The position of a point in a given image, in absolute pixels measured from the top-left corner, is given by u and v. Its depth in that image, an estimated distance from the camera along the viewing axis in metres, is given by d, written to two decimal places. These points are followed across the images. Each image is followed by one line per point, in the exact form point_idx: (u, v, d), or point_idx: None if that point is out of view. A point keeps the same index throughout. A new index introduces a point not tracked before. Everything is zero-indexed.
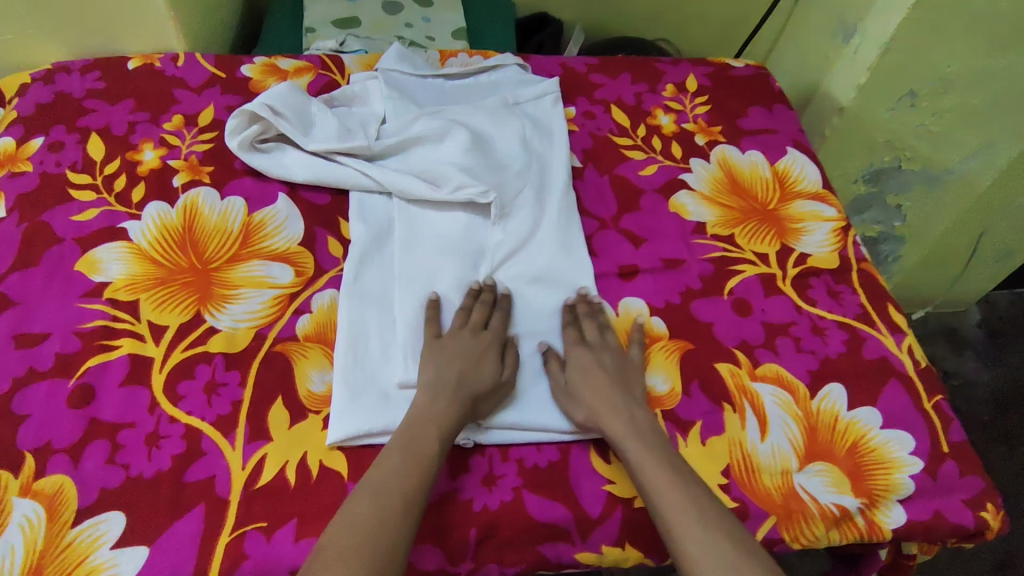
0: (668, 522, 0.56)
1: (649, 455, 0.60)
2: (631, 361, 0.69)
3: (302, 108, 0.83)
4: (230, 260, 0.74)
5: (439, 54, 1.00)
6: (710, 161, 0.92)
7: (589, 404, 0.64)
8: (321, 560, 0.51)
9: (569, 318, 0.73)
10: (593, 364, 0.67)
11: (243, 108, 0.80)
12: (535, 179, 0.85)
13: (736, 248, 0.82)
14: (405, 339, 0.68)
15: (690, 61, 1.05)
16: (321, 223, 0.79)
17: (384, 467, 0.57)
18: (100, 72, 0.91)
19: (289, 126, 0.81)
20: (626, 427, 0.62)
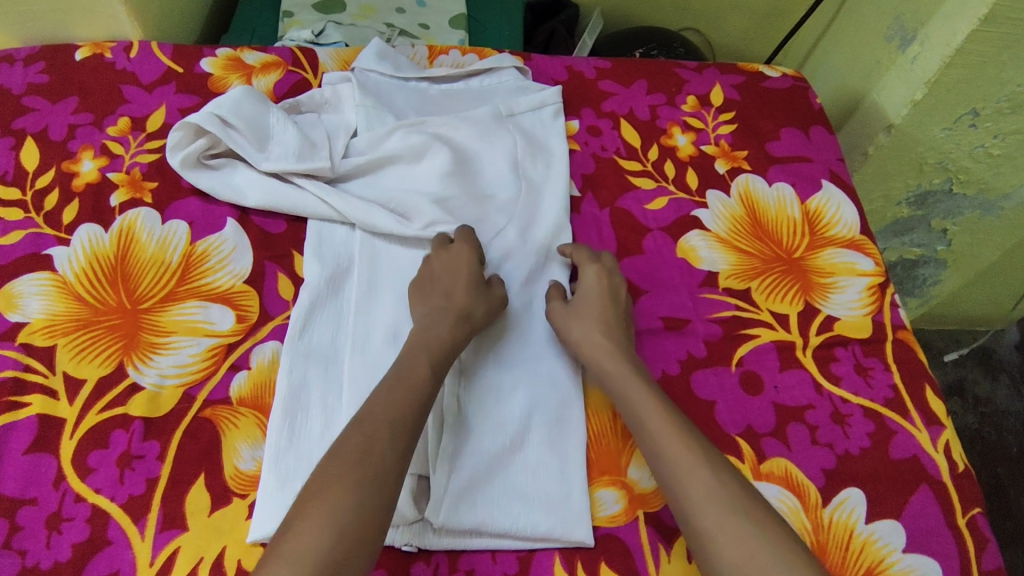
0: (671, 468, 0.54)
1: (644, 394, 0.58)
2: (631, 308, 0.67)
3: (258, 118, 0.73)
4: (164, 299, 0.66)
5: (427, 51, 0.88)
6: (730, 193, 0.79)
7: (586, 342, 0.63)
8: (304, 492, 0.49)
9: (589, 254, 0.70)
10: (605, 295, 0.66)
11: (187, 120, 0.70)
12: (521, 207, 0.74)
13: (752, 306, 0.71)
14: (348, 411, 0.59)
15: (718, 67, 0.91)
16: (273, 256, 0.70)
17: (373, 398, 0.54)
18: (43, 63, 0.81)
19: (241, 140, 0.71)
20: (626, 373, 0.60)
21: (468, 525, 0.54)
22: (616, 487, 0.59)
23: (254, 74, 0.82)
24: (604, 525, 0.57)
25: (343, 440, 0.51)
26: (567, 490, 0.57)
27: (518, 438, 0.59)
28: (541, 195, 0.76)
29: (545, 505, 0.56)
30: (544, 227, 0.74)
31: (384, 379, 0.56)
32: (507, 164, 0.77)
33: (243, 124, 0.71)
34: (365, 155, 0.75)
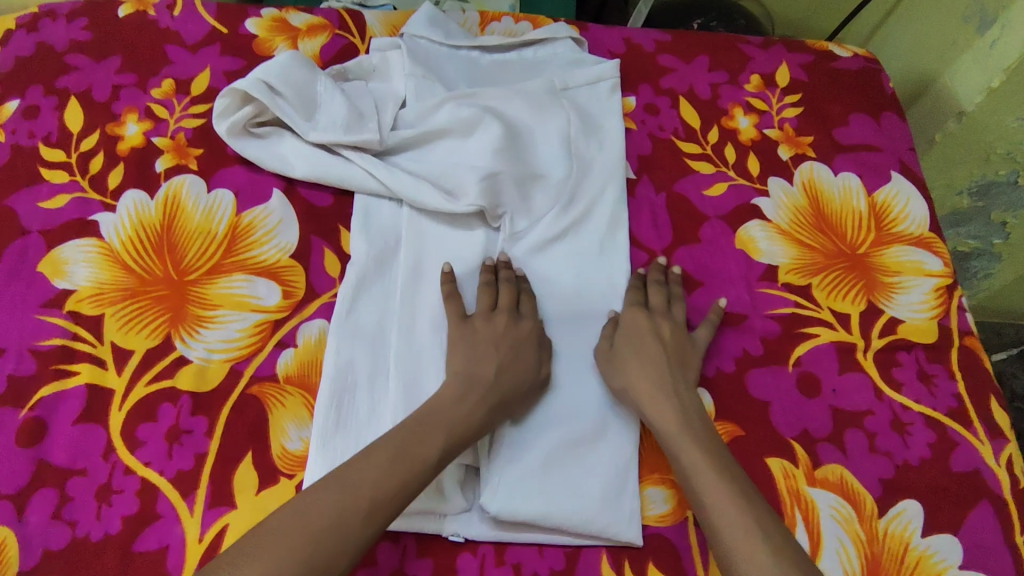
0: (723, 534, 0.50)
1: (700, 453, 0.54)
2: (695, 341, 0.63)
3: (305, 87, 0.71)
4: (210, 271, 0.65)
5: (479, 17, 0.84)
6: (793, 182, 0.75)
7: (632, 379, 0.59)
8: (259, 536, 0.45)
9: (636, 282, 0.66)
10: (648, 335, 0.62)
11: (234, 86, 0.68)
12: (592, 257, 0.68)
13: (812, 304, 0.68)
14: (394, 396, 0.58)
15: (785, 44, 0.85)
16: (320, 230, 0.68)
17: (370, 458, 0.50)
18: (88, 21, 0.79)
19: (288, 110, 0.69)
20: (676, 416, 0.56)
21: (526, 514, 0.53)
22: (665, 486, 0.58)
23: (300, 37, 0.80)
24: (653, 524, 0.56)
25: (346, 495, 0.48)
26: (622, 485, 0.56)
27: (590, 441, 0.58)
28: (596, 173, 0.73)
29: (599, 496, 0.55)
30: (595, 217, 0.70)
31: None
32: (560, 141, 0.74)
33: (290, 92, 0.69)
34: (415, 127, 0.72)
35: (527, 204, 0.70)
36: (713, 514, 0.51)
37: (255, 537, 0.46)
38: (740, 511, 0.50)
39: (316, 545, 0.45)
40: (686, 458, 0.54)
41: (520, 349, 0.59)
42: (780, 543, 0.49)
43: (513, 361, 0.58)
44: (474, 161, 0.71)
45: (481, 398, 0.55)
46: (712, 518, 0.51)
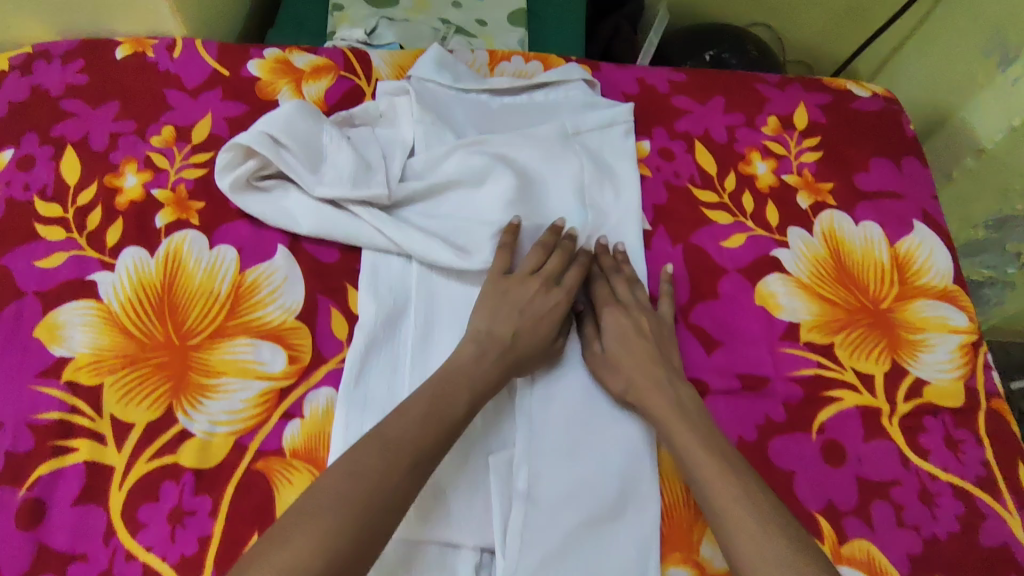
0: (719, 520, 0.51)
1: (694, 438, 0.55)
2: (665, 319, 0.65)
3: (310, 139, 0.68)
4: (212, 335, 0.62)
5: (488, 57, 0.82)
6: (813, 232, 0.73)
7: (629, 374, 0.59)
8: (312, 503, 0.46)
9: (596, 271, 0.68)
10: (632, 331, 0.62)
11: (236, 140, 0.65)
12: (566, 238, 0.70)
13: (835, 365, 0.66)
14: None
15: (802, 83, 0.83)
16: (326, 290, 0.66)
17: (406, 415, 0.52)
18: (84, 64, 0.76)
19: (292, 162, 0.66)
20: (669, 405, 0.57)
21: None
22: (687, 566, 0.56)
23: (304, 79, 0.77)
24: None
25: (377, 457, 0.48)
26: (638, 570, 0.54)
27: (608, 514, 0.55)
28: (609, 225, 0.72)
29: None
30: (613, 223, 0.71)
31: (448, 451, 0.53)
32: (575, 188, 0.72)
33: (295, 145, 0.66)
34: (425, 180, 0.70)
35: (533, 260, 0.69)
36: (714, 501, 0.51)
37: (306, 507, 0.45)
38: (739, 500, 0.50)
39: (365, 502, 0.46)
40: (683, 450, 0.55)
41: (541, 322, 0.61)
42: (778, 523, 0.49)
43: (535, 322, 0.61)
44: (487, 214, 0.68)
45: (496, 360, 0.58)
46: (714, 504, 0.51)
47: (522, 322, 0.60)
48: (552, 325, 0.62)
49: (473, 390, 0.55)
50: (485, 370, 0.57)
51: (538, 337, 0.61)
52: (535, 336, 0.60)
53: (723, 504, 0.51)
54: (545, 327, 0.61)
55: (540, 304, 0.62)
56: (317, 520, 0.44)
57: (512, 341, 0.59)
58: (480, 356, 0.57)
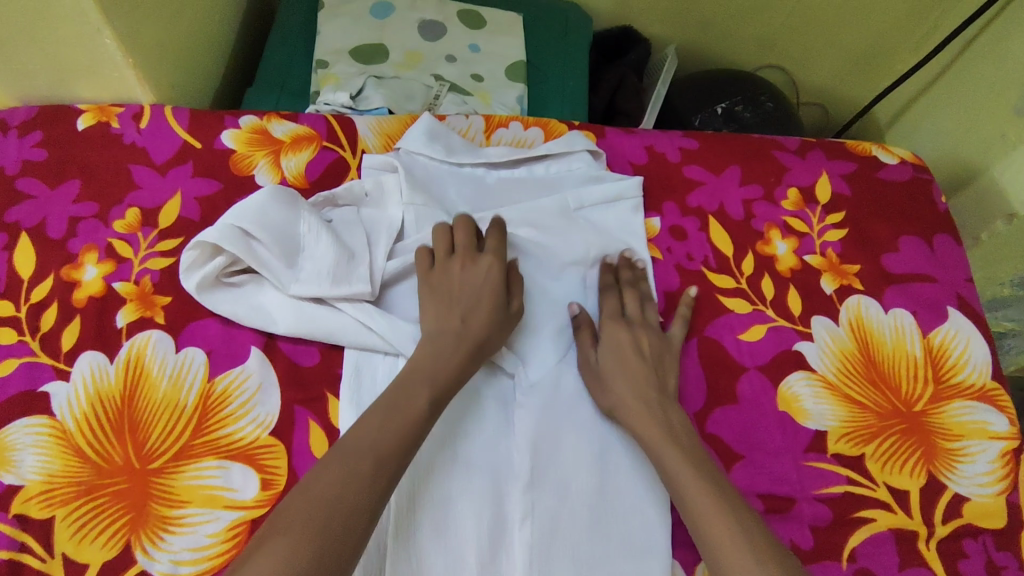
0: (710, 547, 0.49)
1: (681, 462, 0.53)
2: (672, 345, 0.62)
3: (286, 228, 0.62)
4: (177, 456, 0.56)
5: (484, 123, 0.75)
6: (840, 321, 0.67)
7: (621, 395, 0.58)
8: (271, 524, 0.43)
9: (608, 282, 0.65)
10: (630, 348, 0.61)
11: (202, 238, 0.59)
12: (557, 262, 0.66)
13: (866, 480, 0.60)
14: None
15: (822, 148, 0.77)
16: (305, 398, 0.60)
17: (365, 424, 0.49)
18: (43, 136, 0.70)
19: (266, 260, 0.60)
20: (662, 431, 0.55)
21: None
22: None
23: (283, 152, 0.71)
24: None
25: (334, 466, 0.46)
26: None
27: None
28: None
29: None
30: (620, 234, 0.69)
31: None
32: (586, 249, 0.67)
33: (269, 239, 0.60)
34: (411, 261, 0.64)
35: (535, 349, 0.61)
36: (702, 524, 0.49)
37: (268, 531, 0.43)
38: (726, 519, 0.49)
39: (329, 515, 0.43)
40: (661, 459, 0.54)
41: (485, 289, 0.58)
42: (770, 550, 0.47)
43: (483, 296, 0.58)
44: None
45: (456, 347, 0.55)
46: (698, 524, 0.50)
47: (465, 298, 0.58)
48: (495, 279, 0.59)
49: (436, 388, 0.52)
50: (446, 360, 0.54)
51: (491, 313, 0.57)
52: (485, 312, 0.57)
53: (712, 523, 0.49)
54: (490, 293, 0.58)
55: (478, 272, 0.59)
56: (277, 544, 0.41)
57: (465, 325, 0.56)
58: (437, 348, 0.55)
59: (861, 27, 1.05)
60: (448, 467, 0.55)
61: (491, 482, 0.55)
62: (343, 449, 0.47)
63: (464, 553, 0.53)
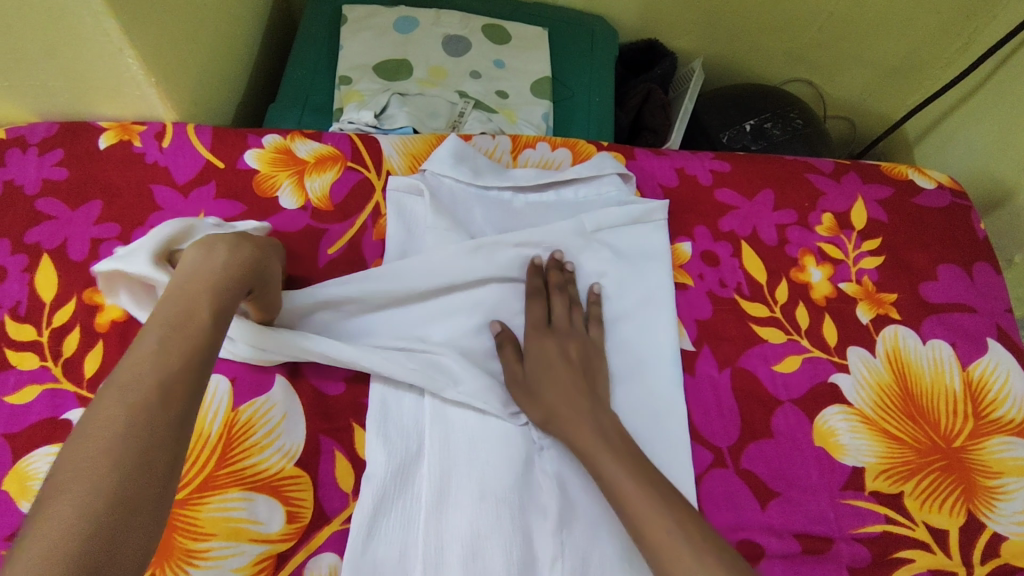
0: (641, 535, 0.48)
1: (616, 467, 0.52)
2: (597, 343, 0.62)
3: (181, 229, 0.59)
4: (201, 486, 0.55)
5: (511, 143, 0.74)
6: (876, 352, 0.65)
7: (550, 403, 0.57)
8: (53, 484, 0.34)
9: (563, 280, 0.64)
10: (557, 355, 0.60)
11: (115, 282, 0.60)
12: (575, 236, 0.67)
13: (906, 519, 0.58)
14: None
15: (858, 172, 0.76)
16: (331, 429, 0.59)
17: (137, 352, 0.40)
18: (64, 154, 0.69)
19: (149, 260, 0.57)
20: (592, 435, 0.55)
21: None
22: None
23: (307, 172, 0.70)
24: None
25: (105, 409, 0.37)
26: None
27: None
28: (628, 332, 0.64)
29: None
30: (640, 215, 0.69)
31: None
32: (615, 215, 0.68)
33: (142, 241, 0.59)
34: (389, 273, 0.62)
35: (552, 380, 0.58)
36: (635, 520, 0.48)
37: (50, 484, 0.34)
38: (657, 510, 0.48)
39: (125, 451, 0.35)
40: (608, 486, 0.51)
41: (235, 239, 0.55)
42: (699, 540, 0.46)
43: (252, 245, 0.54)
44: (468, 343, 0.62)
45: (231, 243, 0.51)
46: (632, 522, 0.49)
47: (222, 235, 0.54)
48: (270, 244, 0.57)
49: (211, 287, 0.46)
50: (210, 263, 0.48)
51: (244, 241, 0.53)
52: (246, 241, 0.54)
53: (656, 545, 0.46)
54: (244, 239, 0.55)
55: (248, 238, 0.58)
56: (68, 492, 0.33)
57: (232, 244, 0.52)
58: (209, 252, 0.49)
59: (894, 42, 1.02)
60: (478, 505, 0.55)
61: (518, 518, 0.55)
62: (115, 385, 0.38)
63: None
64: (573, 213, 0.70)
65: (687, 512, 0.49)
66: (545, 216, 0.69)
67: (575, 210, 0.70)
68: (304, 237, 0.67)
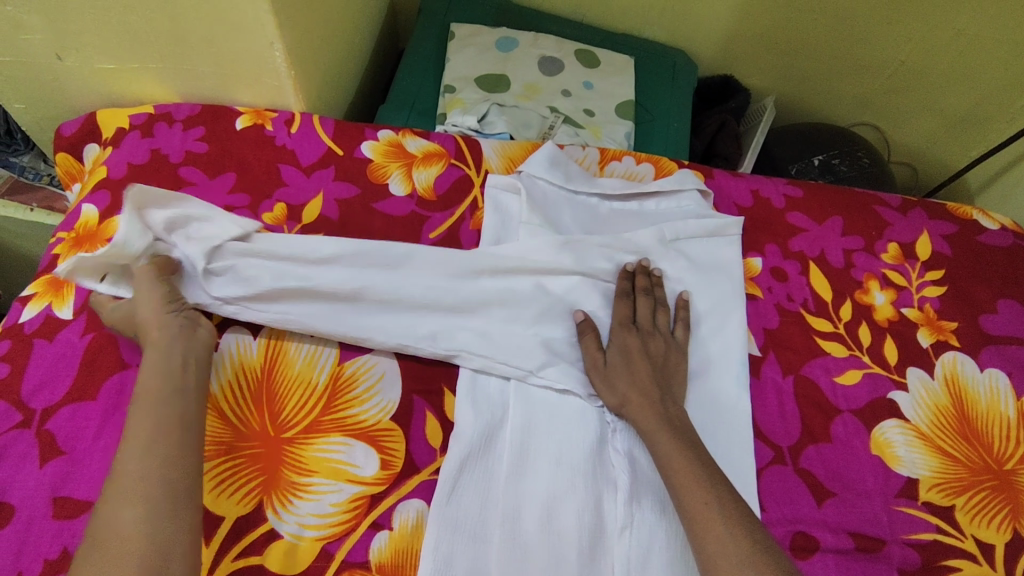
0: (689, 522, 0.53)
1: (675, 450, 0.57)
2: (681, 346, 0.67)
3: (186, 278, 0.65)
4: (307, 428, 0.62)
5: (599, 155, 0.81)
6: (934, 374, 0.69)
7: (624, 390, 0.62)
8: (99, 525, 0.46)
9: (644, 285, 0.69)
10: (637, 349, 0.65)
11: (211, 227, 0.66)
12: (655, 245, 0.72)
13: (955, 530, 0.61)
14: (502, 565, 0.56)
15: (924, 208, 0.80)
16: (424, 390, 0.65)
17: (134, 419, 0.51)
18: (203, 130, 0.78)
19: (198, 217, 0.67)
20: (658, 422, 0.60)
21: None
22: None
23: (415, 165, 0.78)
24: None
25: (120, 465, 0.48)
26: None
27: None
28: (701, 333, 0.69)
29: None
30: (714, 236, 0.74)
31: (469, 542, 0.57)
32: (696, 226, 0.73)
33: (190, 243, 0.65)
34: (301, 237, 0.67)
35: (629, 367, 0.64)
36: (681, 493, 0.55)
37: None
38: (702, 484, 0.55)
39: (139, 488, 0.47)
40: (666, 465, 0.57)
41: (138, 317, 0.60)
42: (736, 518, 0.53)
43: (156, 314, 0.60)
44: (549, 326, 0.68)
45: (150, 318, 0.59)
46: (682, 499, 0.55)
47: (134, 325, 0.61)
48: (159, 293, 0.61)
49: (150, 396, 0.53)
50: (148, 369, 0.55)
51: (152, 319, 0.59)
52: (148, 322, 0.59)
53: (697, 523, 0.53)
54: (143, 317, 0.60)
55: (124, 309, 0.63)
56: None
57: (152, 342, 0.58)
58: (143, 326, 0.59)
59: (960, 95, 1.08)
60: (554, 472, 0.60)
61: (591, 487, 0.60)
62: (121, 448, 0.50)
63: (565, 554, 0.57)
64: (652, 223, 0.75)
65: (730, 493, 0.55)
66: (626, 224, 0.76)
67: (656, 221, 0.76)
68: (410, 221, 0.74)
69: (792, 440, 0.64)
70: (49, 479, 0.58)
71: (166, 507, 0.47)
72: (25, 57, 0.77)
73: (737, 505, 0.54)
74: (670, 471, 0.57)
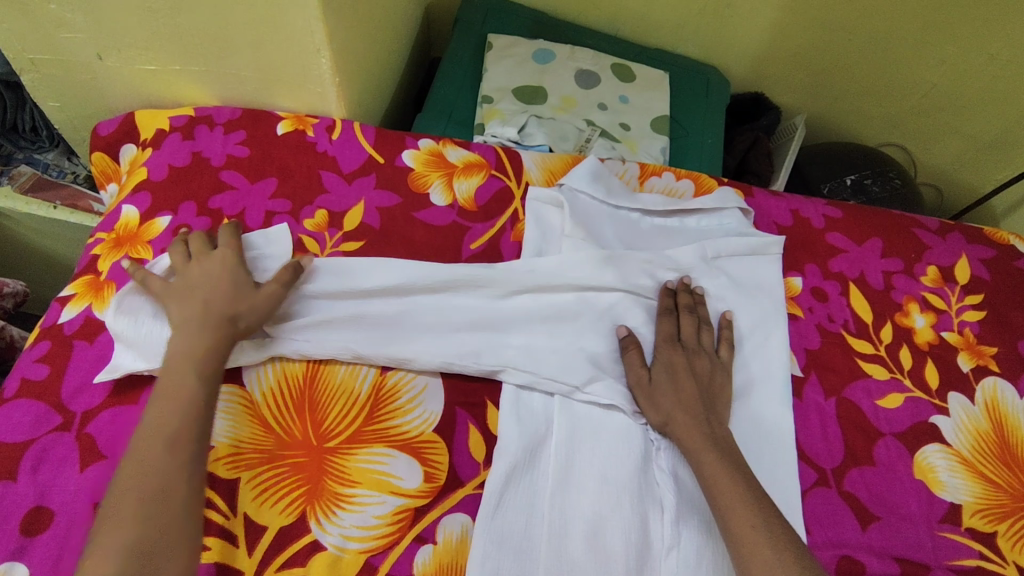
0: (737, 545, 0.53)
1: (722, 471, 0.57)
2: (724, 364, 0.66)
3: None
4: (350, 439, 0.61)
5: (638, 170, 0.81)
6: (976, 400, 0.69)
7: (670, 409, 0.62)
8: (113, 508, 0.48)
9: (687, 303, 0.69)
10: (682, 367, 0.65)
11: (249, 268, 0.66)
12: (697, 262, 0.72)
13: (997, 557, 0.61)
14: None
15: (962, 232, 0.81)
16: (466, 403, 0.65)
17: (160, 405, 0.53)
18: (245, 134, 0.78)
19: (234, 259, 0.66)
20: (705, 441, 0.59)
21: None
22: None
23: (455, 175, 0.78)
24: None
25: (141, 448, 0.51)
26: None
27: None
28: (744, 352, 0.69)
29: None
30: (755, 255, 0.74)
31: (515, 559, 0.56)
32: (738, 244, 0.73)
33: None
34: (345, 263, 0.68)
35: (674, 386, 0.63)
36: (727, 514, 0.55)
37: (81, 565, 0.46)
38: (748, 506, 0.55)
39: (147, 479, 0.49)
40: (712, 486, 0.57)
41: (226, 268, 0.62)
42: (782, 543, 0.52)
43: (242, 294, 0.61)
44: (593, 342, 0.67)
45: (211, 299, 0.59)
46: (727, 521, 0.54)
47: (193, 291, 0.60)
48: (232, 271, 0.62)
49: (199, 367, 0.56)
50: (199, 335, 0.57)
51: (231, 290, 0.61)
52: (230, 287, 0.60)
53: (743, 545, 0.52)
54: (229, 271, 0.62)
55: (203, 270, 0.62)
56: (105, 548, 0.46)
57: (211, 306, 0.59)
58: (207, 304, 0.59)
59: (989, 118, 1.08)
60: (599, 489, 0.60)
61: (637, 505, 0.59)
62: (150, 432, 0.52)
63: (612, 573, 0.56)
64: (694, 241, 0.75)
65: (776, 514, 0.55)
66: (667, 241, 0.75)
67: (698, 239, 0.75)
68: (451, 232, 0.74)
69: (835, 463, 0.64)
70: (90, 484, 0.57)
71: (176, 497, 0.49)
72: (66, 55, 0.77)
73: (784, 528, 0.54)
74: (715, 492, 0.56)
